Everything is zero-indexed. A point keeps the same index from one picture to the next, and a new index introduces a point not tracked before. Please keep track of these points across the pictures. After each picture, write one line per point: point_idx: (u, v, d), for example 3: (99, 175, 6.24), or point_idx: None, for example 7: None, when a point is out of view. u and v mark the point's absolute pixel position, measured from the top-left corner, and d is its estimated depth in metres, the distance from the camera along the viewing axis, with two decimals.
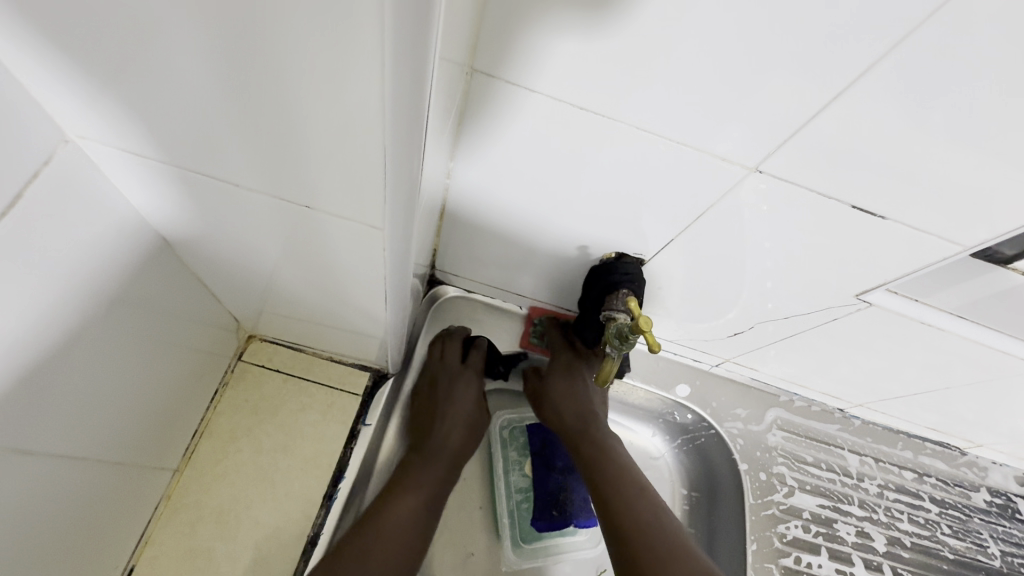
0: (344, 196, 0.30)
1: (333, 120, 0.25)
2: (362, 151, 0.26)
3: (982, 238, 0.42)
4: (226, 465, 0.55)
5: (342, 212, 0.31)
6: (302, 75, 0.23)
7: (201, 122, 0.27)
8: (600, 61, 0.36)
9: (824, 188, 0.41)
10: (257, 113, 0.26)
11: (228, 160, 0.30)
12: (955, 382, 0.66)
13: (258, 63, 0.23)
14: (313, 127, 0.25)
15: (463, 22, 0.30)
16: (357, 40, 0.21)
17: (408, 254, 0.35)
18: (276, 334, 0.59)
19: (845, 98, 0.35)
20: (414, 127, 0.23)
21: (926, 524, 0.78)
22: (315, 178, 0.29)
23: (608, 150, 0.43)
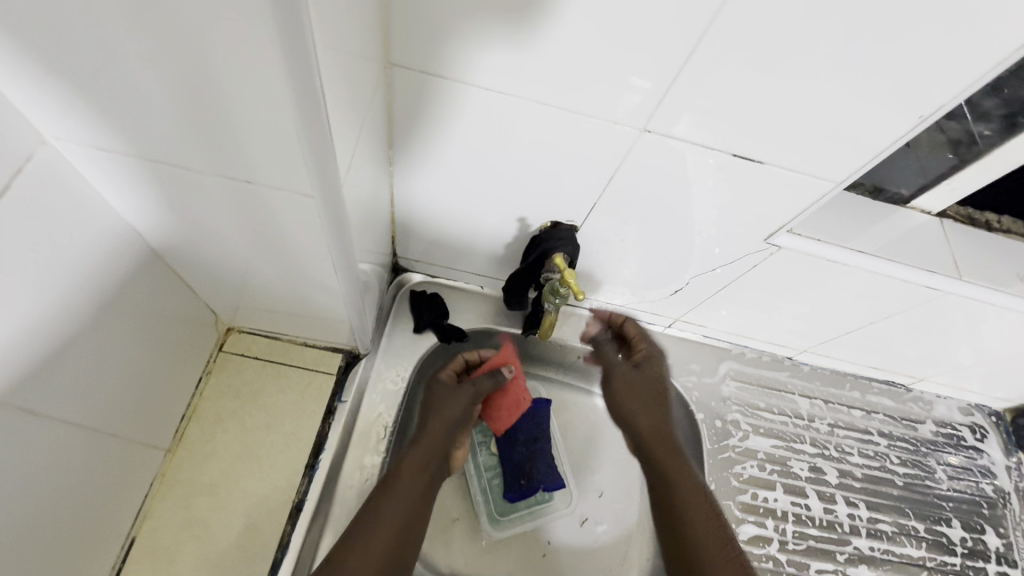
0: (276, 172, 0.35)
1: (249, 105, 0.30)
2: (278, 130, 0.32)
3: (848, 174, 0.48)
4: (214, 444, 0.60)
5: (277, 187, 0.36)
6: (216, 69, 0.29)
7: (148, 117, 0.33)
8: (488, 46, 0.43)
9: (708, 141, 0.48)
10: (190, 105, 0.31)
11: (176, 149, 0.35)
12: (878, 318, 0.72)
13: (187, 64, 0.29)
14: (236, 113, 0.31)
15: (364, 20, 0.36)
16: (249, 36, 0.26)
17: (342, 221, 0.40)
18: (252, 324, 0.65)
19: (696, 61, 0.41)
20: (314, 102, 0.29)
21: (875, 456, 0.83)
22: (250, 158, 0.34)
23: (518, 125, 0.50)
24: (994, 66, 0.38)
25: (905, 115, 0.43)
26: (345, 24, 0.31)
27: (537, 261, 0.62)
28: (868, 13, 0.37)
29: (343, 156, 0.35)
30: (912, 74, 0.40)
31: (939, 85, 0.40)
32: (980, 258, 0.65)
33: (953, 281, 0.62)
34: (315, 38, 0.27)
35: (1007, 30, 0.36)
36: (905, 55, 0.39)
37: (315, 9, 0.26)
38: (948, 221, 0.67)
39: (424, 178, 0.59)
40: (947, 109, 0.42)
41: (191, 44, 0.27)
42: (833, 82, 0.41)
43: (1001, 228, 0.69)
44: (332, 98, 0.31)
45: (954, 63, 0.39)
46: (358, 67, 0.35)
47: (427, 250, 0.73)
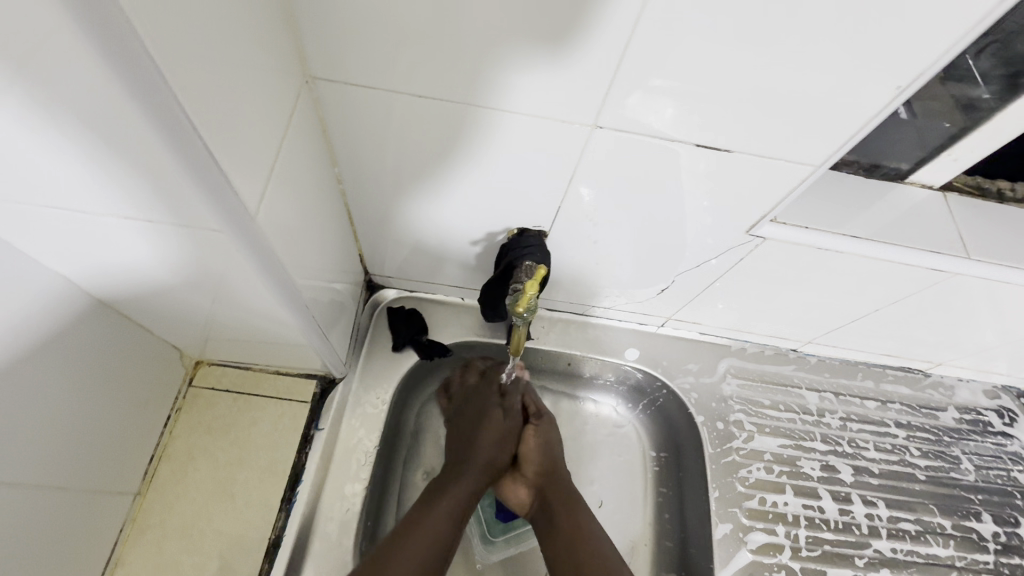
0: (173, 208, 0.33)
1: (113, 141, 0.28)
2: (155, 165, 0.29)
3: (826, 155, 0.44)
4: (184, 485, 0.58)
5: (180, 221, 0.34)
6: (58, 111, 0.26)
7: (24, 175, 0.30)
8: (410, 50, 0.39)
9: (666, 133, 0.44)
10: (54, 153, 0.28)
11: (66, 198, 0.32)
12: (884, 304, 0.66)
13: (35, 105, 0.25)
14: (103, 152, 0.28)
15: (258, 34, 0.33)
16: (74, 63, 0.23)
17: (262, 245, 0.38)
18: (219, 357, 0.63)
19: (635, 48, 0.37)
20: (179, 123, 0.27)
21: (894, 450, 0.78)
22: (141, 196, 0.32)
23: (459, 131, 0.46)
24: (979, 22, 0.34)
25: (881, 86, 0.38)
26: (210, 36, 0.28)
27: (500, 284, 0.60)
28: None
29: (243, 179, 0.33)
30: (881, 42, 0.35)
31: (913, 52, 0.36)
32: (991, 232, 0.59)
33: (963, 260, 0.57)
34: (156, 56, 0.24)
35: None
36: (871, 18, 0.34)
37: (152, 23, 0.24)
38: (954, 193, 0.62)
39: (377, 194, 0.56)
40: (927, 78, 0.38)
41: (21, 80, 0.24)
42: (796, 56, 0.37)
43: (1016, 198, 0.64)
44: (209, 119, 0.29)
45: (931, 25, 0.34)
46: (251, 88, 0.33)
47: (399, 267, 0.70)
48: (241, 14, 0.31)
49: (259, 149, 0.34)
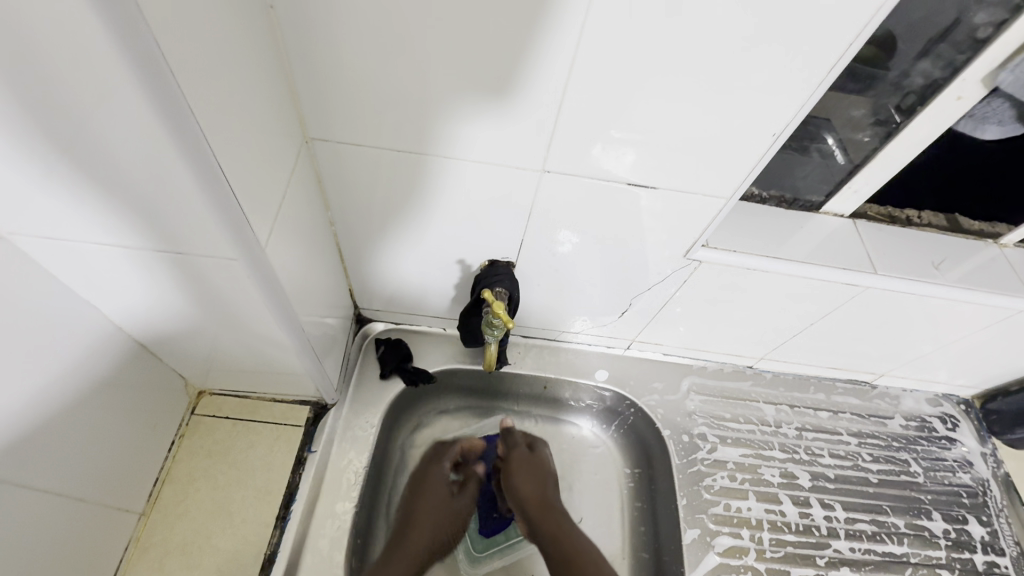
0: (197, 240, 0.40)
1: (156, 184, 0.35)
2: (184, 202, 0.37)
3: (734, 188, 0.54)
4: (186, 505, 0.63)
5: (200, 251, 0.41)
6: (118, 157, 0.34)
7: (84, 211, 0.38)
8: (388, 114, 0.49)
9: (601, 173, 0.53)
10: (111, 192, 0.36)
11: (112, 232, 0.40)
12: (817, 318, 0.75)
13: (104, 153, 0.33)
14: (148, 192, 0.36)
15: (267, 105, 0.43)
16: (135, 126, 0.32)
17: (266, 271, 0.45)
18: (220, 386, 0.69)
19: (566, 107, 0.47)
20: (207, 171, 0.35)
21: (847, 456, 0.84)
22: (173, 230, 0.39)
23: (431, 178, 0.55)
24: (821, 82, 0.44)
25: (761, 132, 0.48)
26: (231, 107, 0.37)
27: (479, 309, 0.67)
28: (708, 50, 0.42)
29: (253, 217, 0.41)
30: (755, 99, 0.46)
31: (780, 106, 0.46)
32: (895, 251, 0.69)
33: (872, 275, 0.66)
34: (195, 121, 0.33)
35: (822, 53, 0.42)
36: (743, 81, 0.44)
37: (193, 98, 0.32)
38: (864, 220, 0.71)
39: (364, 234, 0.64)
40: (794, 125, 0.48)
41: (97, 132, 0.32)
42: (694, 111, 0.47)
43: (922, 223, 0.73)
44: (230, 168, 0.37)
45: (787, 86, 0.45)
46: (261, 143, 0.41)
47: (387, 301, 0.78)
48: (254, 91, 0.40)
49: (265, 191, 0.42)
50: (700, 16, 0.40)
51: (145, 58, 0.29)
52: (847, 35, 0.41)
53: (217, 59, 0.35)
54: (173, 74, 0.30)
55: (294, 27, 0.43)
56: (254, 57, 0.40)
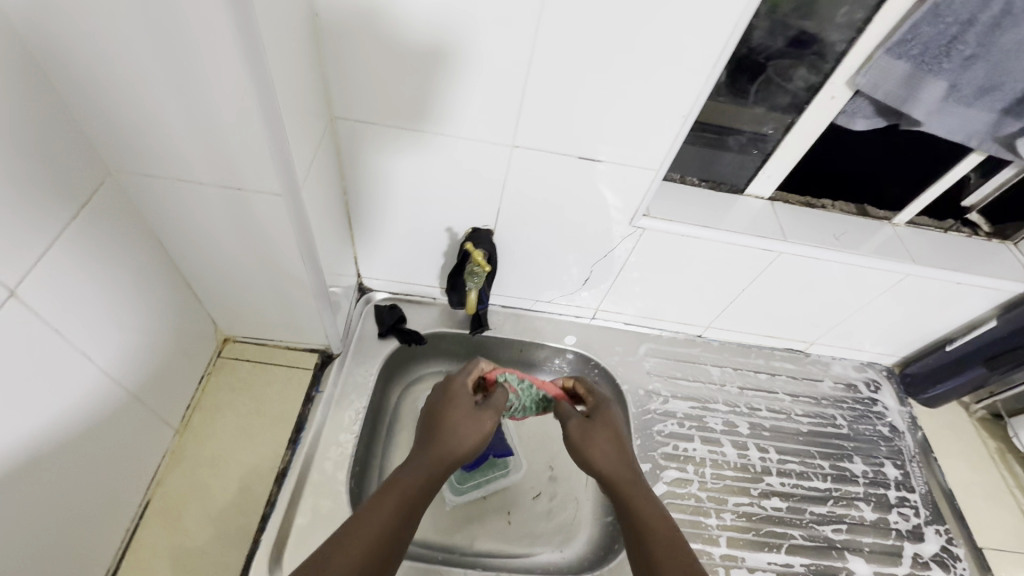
0: (247, 179, 0.54)
1: (223, 130, 0.49)
2: (241, 146, 0.50)
3: (661, 161, 0.69)
4: (213, 427, 0.75)
5: (248, 189, 0.55)
6: (200, 109, 0.47)
7: (168, 151, 0.51)
8: (393, 98, 0.64)
9: (556, 148, 0.68)
10: (189, 136, 0.49)
11: (186, 171, 0.53)
12: (747, 284, 0.89)
13: (192, 106, 0.47)
14: (216, 137, 0.49)
15: (308, 86, 0.57)
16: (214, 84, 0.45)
17: (297, 210, 0.58)
18: (243, 333, 0.81)
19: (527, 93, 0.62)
20: (274, 126, 0.48)
21: (781, 410, 0.97)
22: (229, 170, 0.53)
23: (425, 153, 0.70)
24: (714, 76, 0.60)
25: (673, 114, 0.64)
26: (290, 83, 0.51)
27: (464, 263, 0.80)
28: (630, 51, 0.58)
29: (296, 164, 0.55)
30: (667, 88, 0.61)
31: (684, 93, 0.62)
32: (806, 225, 0.84)
33: (783, 242, 0.80)
34: (273, 90, 0.46)
35: (710, 54, 0.58)
36: (657, 73, 0.60)
37: (273, 73, 0.46)
38: (780, 203, 0.86)
39: (368, 203, 0.78)
40: (698, 109, 0.63)
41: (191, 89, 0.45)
42: (626, 98, 0.62)
43: (834, 208, 0.88)
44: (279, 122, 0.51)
45: (691, 78, 0.60)
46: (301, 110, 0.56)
47: (388, 269, 0.91)
48: (302, 74, 0.54)
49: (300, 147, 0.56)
50: (620, 26, 0.56)
51: (246, 44, 0.42)
52: (723, 39, 0.57)
53: (285, 47, 0.49)
54: (264, 57, 0.44)
55: (328, 28, 0.57)
56: (304, 51, 0.55)
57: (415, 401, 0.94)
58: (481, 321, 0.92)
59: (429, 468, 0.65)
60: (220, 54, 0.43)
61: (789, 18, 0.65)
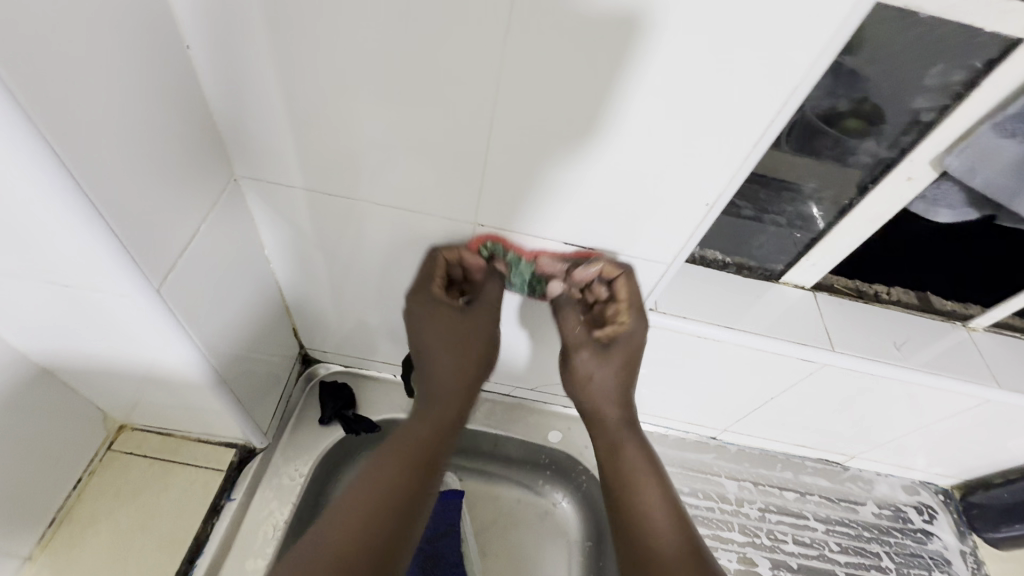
0: (82, 276, 0.39)
1: (25, 219, 0.34)
2: (59, 238, 0.35)
3: (673, 254, 0.53)
4: (81, 550, 0.60)
5: (87, 286, 0.40)
6: None
7: None
8: (313, 157, 0.48)
9: (535, 232, 0.52)
10: None
11: None
12: (775, 392, 0.71)
13: None
14: (20, 227, 0.35)
15: (180, 146, 0.42)
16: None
17: (164, 310, 0.43)
18: (143, 422, 0.66)
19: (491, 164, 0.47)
20: (91, 216, 0.34)
21: (813, 544, 0.79)
22: (54, 265, 0.38)
23: (363, 223, 0.54)
24: (752, 159, 0.44)
25: (693, 202, 0.48)
26: (128, 152, 0.36)
27: (410, 375, 0.67)
28: (648, 119, 0.42)
29: (151, 254, 0.40)
30: (684, 170, 0.45)
31: (708, 177, 0.45)
32: (856, 329, 0.66)
33: (826, 352, 0.63)
34: (74, 166, 0.32)
35: (747, 131, 0.42)
36: (670, 153, 0.44)
37: (74, 146, 0.32)
38: (825, 292, 0.69)
39: (300, 273, 0.62)
40: (727, 198, 0.47)
41: None
42: (638, 178, 0.46)
43: (891, 299, 0.70)
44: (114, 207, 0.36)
45: (717, 160, 0.44)
46: (167, 180, 0.41)
47: (335, 342, 0.75)
48: (162, 134, 0.40)
49: (168, 230, 0.41)
50: (638, 85, 0.40)
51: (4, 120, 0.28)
52: (769, 113, 0.41)
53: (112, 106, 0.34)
54: (42, 129, 0.30)
55: (213, 66, 0.42)
56: (167, 103, 0.40)
57: None
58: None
59: (391, 470, 0.52)
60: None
61: (854, 75, 0.48)
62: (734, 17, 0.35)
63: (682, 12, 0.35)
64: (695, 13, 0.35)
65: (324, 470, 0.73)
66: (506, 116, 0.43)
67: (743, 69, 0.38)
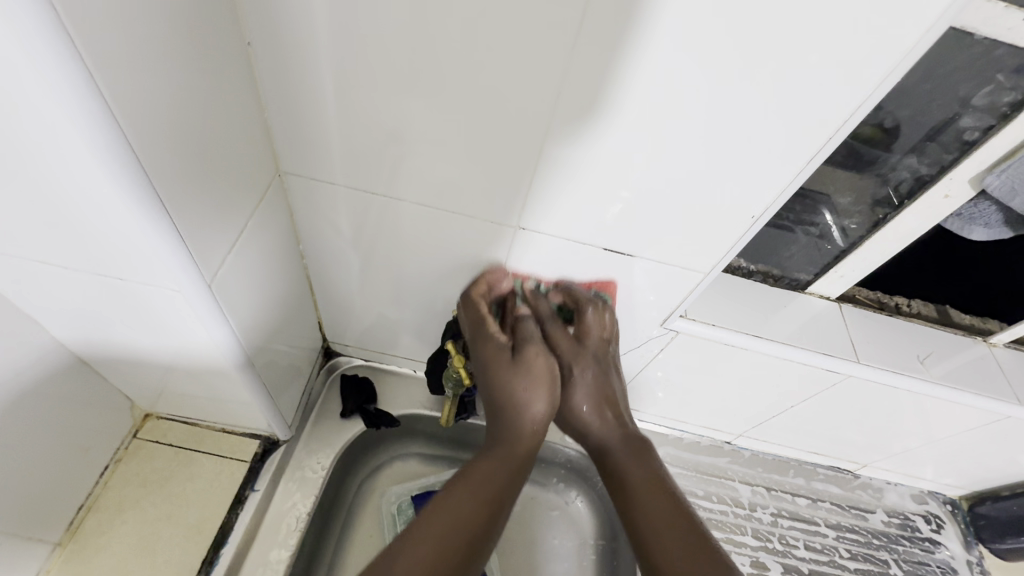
0: (138, 270, 0.39)
1: (90, 212, 0.34)
2: (122, 231, 0.35)
3: (712, 263, 0.53)
4: (108, 537, 0.60)
5: (141, 280, 0.40)
6: (51, 182, 0.32)
7: (13, 229, 0.36)
8: (361, 156, 0.48)
9: (577, 237, 0.53)
10: (38, 212, 0.35)
11: (45, 250, 0.38)
12: (796, 400, 0.72)
13: (34, 178, 0.32)
14: (83, 219, 0.35)
15: (236, 141, 0.42)
16: (63, 153, 0.30)
17: (214, 305, 0.43)
18: (169, 411, 0.66)
19: (541, 168, 0.47)
20: (156, 210, 0.34)
21: (824, 550, 0.80)
22: (110, 258, 0.38)
23: (402, 222, 0.54)
24: (804, 174, 0.45)
25: (739, 213, 0.48)
26: (192, 145, 0.36)
27: (438, 373, 0.67)
28: (708, 129, 0.42)
29: (206, 247, 0.40)
30: (734, 180, 0.46)
31: (758, 190, 0.46)
32: (880, 341, 0.67)
33: (851, 363, 0.63)
34: (144, 158, 0.32)
35: (804, 147, 0.42)
36: (723, 163, 0.44)
37: (145, 138, 0.32)
38: (849, 303, 0.69)
39: (333, 269, 0.63)
40: (773, 211, 0.48)
41: (27, 155, 0.31)
42: (687, 187, 0.47)
43: (912, 312, 0.71)
44: (176, 201, 0.36)
45: (769, 172, 0.45)
46: (223, 173, 0.41)
47: (358, 337, 0.75)
48: (223, 129, 0.40)
49: (222, 224, 0.42)
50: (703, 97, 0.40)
51: (93, 115, 0.29)
52: (825, 129, 0.41)
53: (184, 101, 0.35)
54: (121, 122, 0.30)
55: (271, 62, 0.42)
56: (228, 97, 0.40)
57: (380, 497, 0.75)
58: (468, 410, 0.73)
59: (454, 509, 0.48)
60: (54, 121, 0.28)
61: (902, 91, 0.49)
62: (805, 33, 0.36)
63: (749, 23, 0.36)
64: (762, 25, 0.36)
65: (344, 464, 0.73)
66: (563, 121, 0.43)
67: (809, 85, 0.39)
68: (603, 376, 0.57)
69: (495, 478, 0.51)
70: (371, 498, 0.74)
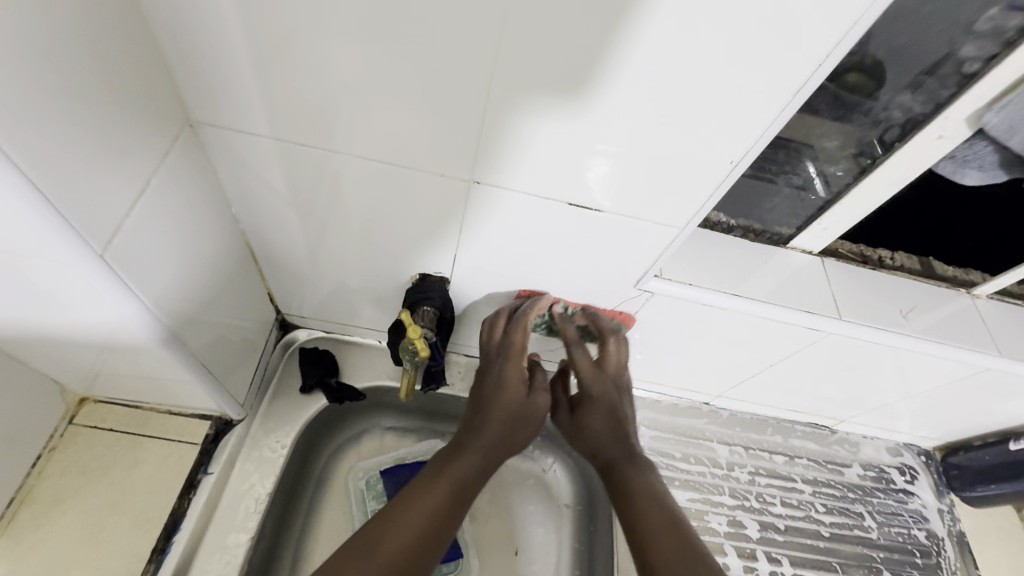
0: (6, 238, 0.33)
1: None
2: None
3: (688, 217, 0.49)
4: (46, 530, 0.56)
5: (13, 249, 0.34)
6: None
7: None
8: (284, 101, 0.42)
9: (538, 191, 0.47)
10: None
11: None
12: (775, 359, 0.69)
13: None
14: None
15: (118, 81, 0.35)
16: None
17: (110, 274, 0.37)
18: (107, 395, 0.61)
19: (492, 111, 0.41)
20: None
21: (800, 506, 0.79)
22: None
23: (342, 178, 0.48)
24: (789, 112, 0.39)
25: (716, 160, 0.43)
26: (46, 83, 0.30)
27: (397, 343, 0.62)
28: (680, 60, 0.36)
29: (86, 206, 0.34)
30: (710, 121, 0.40)
31: (739, 131, 0.41)
32: (862, 297, 0.63)
33: (833, 321, 0.60)
34: None
35: (789, 79, 0.37)
36: (696, 100, 0.39)
37: None
38: (832, 257, 0.66)
39: (274, 234, 0.57)
40: (754, 154, 0.43)
41: None
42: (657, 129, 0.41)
43: (895, 265, 0.68)
44: (29, 150, 0.29)
45: (748, 111, 0.39)
46: (101, 120, 0.34)
47: (315, 308, 0.70)
48: (96, 64, 0.33)
49: (108, 181, 0.35)
50: (663, 24, 0.34)
51: None
52: (814, 57, 0.35)
53: (28, 24, 0.28)
54: None
55: None
56: (101, 27, 0.33)
57: (348, 474, 0.72)
58: (435, 378, 0.70)
59: (436, 494, 0.47)
60: None
61: None
62: None
63: None
64: None
65: (306, 443, 0.69)
66: (512, 53, 0.37)
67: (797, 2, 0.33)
68: (613, 401, 0.55)
69: (476, 463, 0.50)
70: (338, 475, 0.72)
